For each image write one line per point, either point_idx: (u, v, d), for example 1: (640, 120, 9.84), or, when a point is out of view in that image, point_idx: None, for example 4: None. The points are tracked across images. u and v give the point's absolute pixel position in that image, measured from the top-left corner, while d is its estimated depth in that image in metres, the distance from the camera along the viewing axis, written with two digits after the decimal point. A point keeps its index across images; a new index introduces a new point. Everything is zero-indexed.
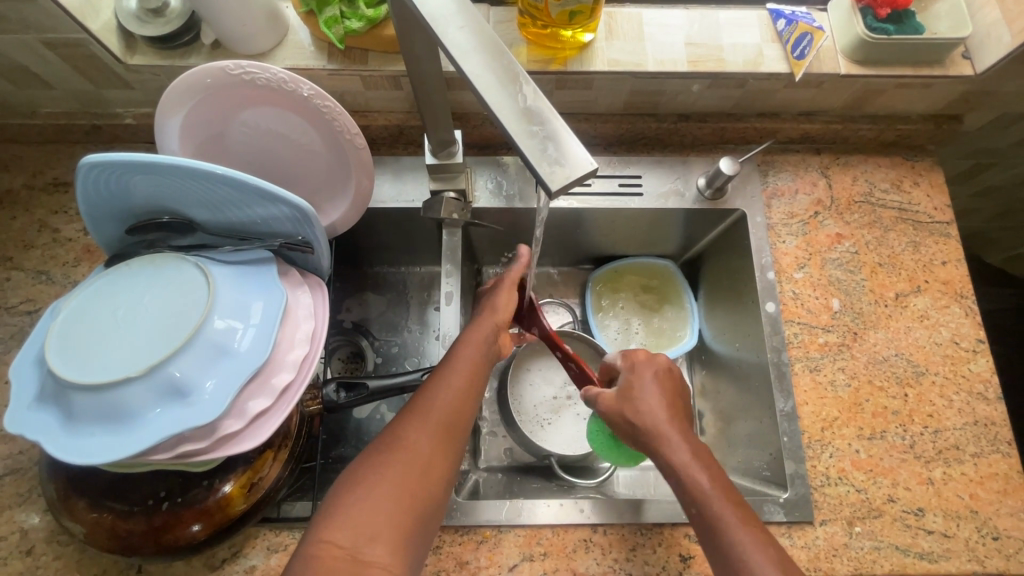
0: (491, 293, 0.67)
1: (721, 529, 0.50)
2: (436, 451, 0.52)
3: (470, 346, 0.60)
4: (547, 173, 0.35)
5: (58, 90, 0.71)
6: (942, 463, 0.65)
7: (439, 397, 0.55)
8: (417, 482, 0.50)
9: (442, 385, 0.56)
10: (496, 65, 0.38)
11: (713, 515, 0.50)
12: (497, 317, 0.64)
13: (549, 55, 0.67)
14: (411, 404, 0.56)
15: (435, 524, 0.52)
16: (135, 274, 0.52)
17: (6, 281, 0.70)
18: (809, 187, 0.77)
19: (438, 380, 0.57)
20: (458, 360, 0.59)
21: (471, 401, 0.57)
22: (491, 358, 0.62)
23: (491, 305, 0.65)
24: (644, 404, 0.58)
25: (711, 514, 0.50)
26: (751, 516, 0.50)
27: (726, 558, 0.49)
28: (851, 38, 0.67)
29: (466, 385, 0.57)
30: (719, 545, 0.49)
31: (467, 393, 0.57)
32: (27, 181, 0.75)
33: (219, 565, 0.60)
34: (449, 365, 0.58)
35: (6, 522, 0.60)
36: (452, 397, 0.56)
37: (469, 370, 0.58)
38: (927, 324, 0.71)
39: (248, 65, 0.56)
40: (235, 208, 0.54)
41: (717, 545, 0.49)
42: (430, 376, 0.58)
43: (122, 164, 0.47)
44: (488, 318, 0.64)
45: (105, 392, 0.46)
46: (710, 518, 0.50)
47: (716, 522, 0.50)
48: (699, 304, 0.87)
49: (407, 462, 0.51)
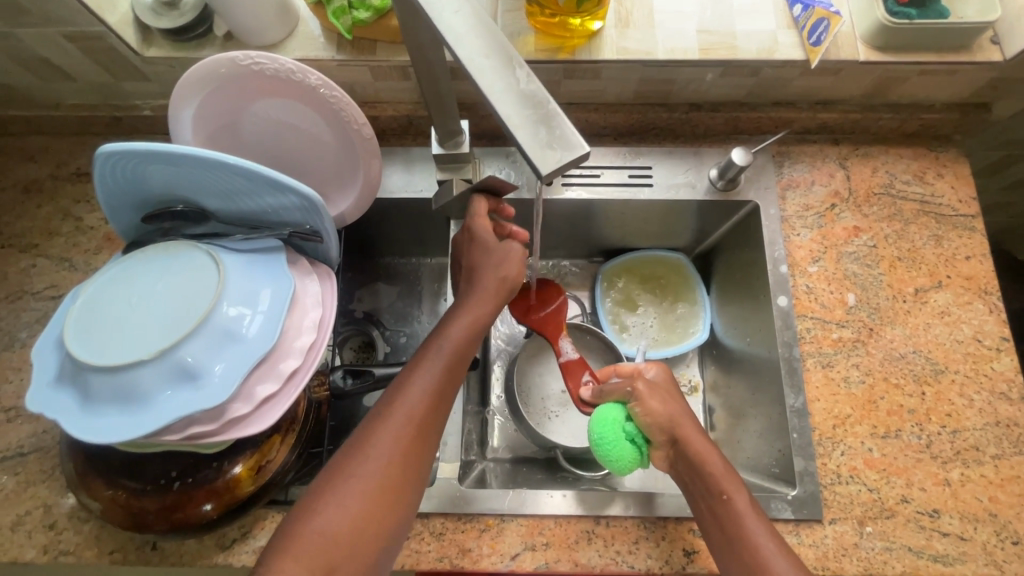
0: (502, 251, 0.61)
1: (743, 520, 0.52)
2: (403, 470, 0.51)
3: (453, 336, 0.57)
4: (539, 158, 0.35)
5: (80, 82, 0.73)
6: (960, 464, 0.63)
7: (408, 404, 0.53)
8: (384, 499, 0.50)
9: (410, 394, 0.54)
10: (491, 50, 0.38)
11: (736, 507, 0.53)
12: (500, 293, 0.60)
13: (556, 44, 0.66)
14: (379, 407, 0.54)
15: (401, 537, 0.52)
16: (150, 260, 0.53)
17: (32, 267, 0.73)
18: (826, 179, 0.75)
19: (407, 386, 0.54)
20: (433, 360, 0.56)
21: (458, 372, 0.57)
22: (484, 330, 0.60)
23: (497, 270, 0.60)
24: (662, 399, 0.59)
25: (738, 505, 0.53)
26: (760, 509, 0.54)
27: (744, 547, 0.51)
28: (871, 23, 0.65)
29: (452, 362, 0.56)
30: (741, 535, 0.52)
31: (441, 397, 0.55)
32: (52, 171, 0.78)
33: (229, 544, 0.61)
34: (421, 369, 0.56)
35: (31, 497, 0.63)
36: (420, 410, 0.53)
37: (448, 368, 0.56)
38: (947, 321, 0.69)
39: (257, 55, 0.57)
40: (245, 197, 0.55)
41: (739, 533, 0.52)
42: (398, 380, 0.55)
43: (138, 154, 0.48)
44: (489, 293, 0.60)
45: (119, 374, 0.48)
46: (735, 506, 0.53)
47: (743, 512, 0.53)
48: (711, 298, 0.86)
49: (371, 481, 0.50)
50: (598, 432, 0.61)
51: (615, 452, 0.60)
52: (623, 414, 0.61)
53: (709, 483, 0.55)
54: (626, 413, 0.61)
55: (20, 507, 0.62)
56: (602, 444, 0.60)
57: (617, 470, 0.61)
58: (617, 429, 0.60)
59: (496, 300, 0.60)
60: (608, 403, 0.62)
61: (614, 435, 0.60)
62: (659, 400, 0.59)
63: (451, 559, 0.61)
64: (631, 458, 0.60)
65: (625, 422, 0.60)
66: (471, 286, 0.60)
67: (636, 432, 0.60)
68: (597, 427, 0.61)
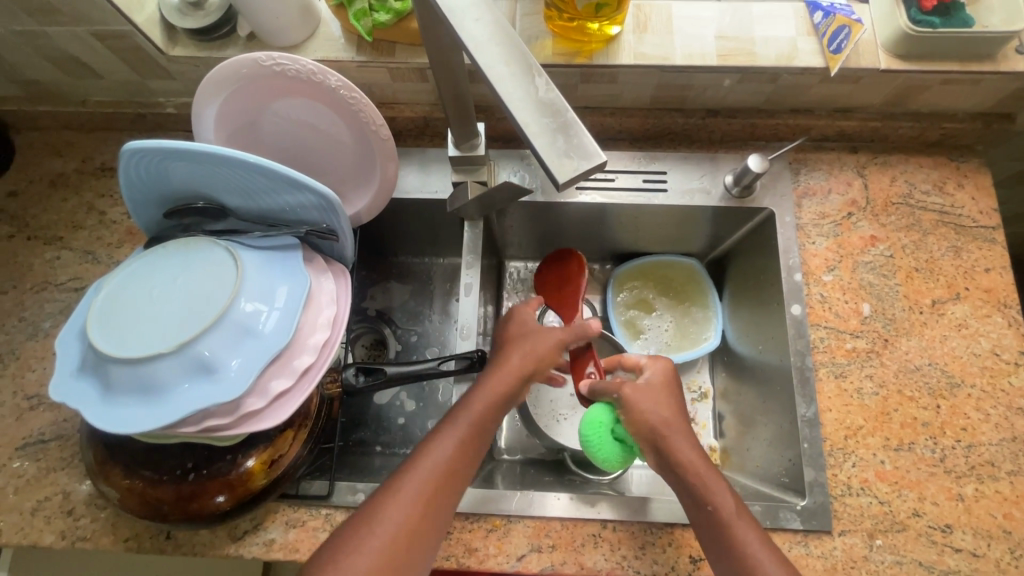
0: (537, 330, 0.63)
1: (732, 528, 0.53)
2: (408, 545, 0.50)
3: (476, 405, 0.57)
4: (556, 166, 0.35)
5: (107, 80, 0.75)
6: (974, 479, 0.62)
7: (427, 469, 0.53)
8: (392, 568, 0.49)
9: (425, 465, 0.53)
10: (510, 57, 0.39)
11: (724, 516, 0.53)
12: (526, 365, 0.60)
13: (574, 48, 0.67)
14: (400, 469, 0.54)
15: None
16: (171, 256, 0.54)
17: (56, 259, 0.75)
18: (843, 187, 0.74)
19: (423, 456, 0.54)
20: (453, 429, 0.55)
21: (484, 435, 0.57)
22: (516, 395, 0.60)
23: (529, 344, 0.62)
24: (651, 404, 0.59)
25: (724, 514, 0.53)
26: (748, 511, 0.55)
27: (735, 555, 0.52)
28: (893, 31, 0.64)
29: (477, 425, 0.56)
30: (731, 543, 0.52)
31: (456, 467, 0.54)
32: (77, 166, 0.80)
33: (241, 536, 0.62)
34: (440, 438, 0.55)
35: (50, 483, 0.64)
36: (434, 483, 0.52)
37: (467, 437, 0.55)
38: (964, 334, 0.68)
39: (280, 57, 0.57)
40: (263, 194, 0.56)
41: (728, 542, 0.52)
42: (417, 449, 0.55)
43: (161, 151, 0.49)
44: (515, 364, 0.60)
45: (139, 366, 0.49)
46: (722, 514, 0.53)
47: (729, 520, 0.53)
48: (723, 305, 0.85)
49: (376, 556, 0.49)
50: (585, 434, 0.62)
51: (603, 451, 0.61)
52: (610, 417, 0.62)
53: (695, 495, 0.55)
54: (614, 416, 0.62)
55: (40, 493, 0.64)
56: (590, 444, 0.62)
57: (605, 467, 0.63)
58: (603, 431, 0.61)
59: (523, 371, 0.60)
60: (597, 403, 0.63)
61: (600, 437, 0.61)
62: (647, 408, 0.58)
63: (457, 558, 0.61)
64: (618, 458, 0.61)
65: (612, 425, 0.61)
66: (503, 354, 0.62)
67: (624, 434, 0.61)
68: (584, 428, 0.62)
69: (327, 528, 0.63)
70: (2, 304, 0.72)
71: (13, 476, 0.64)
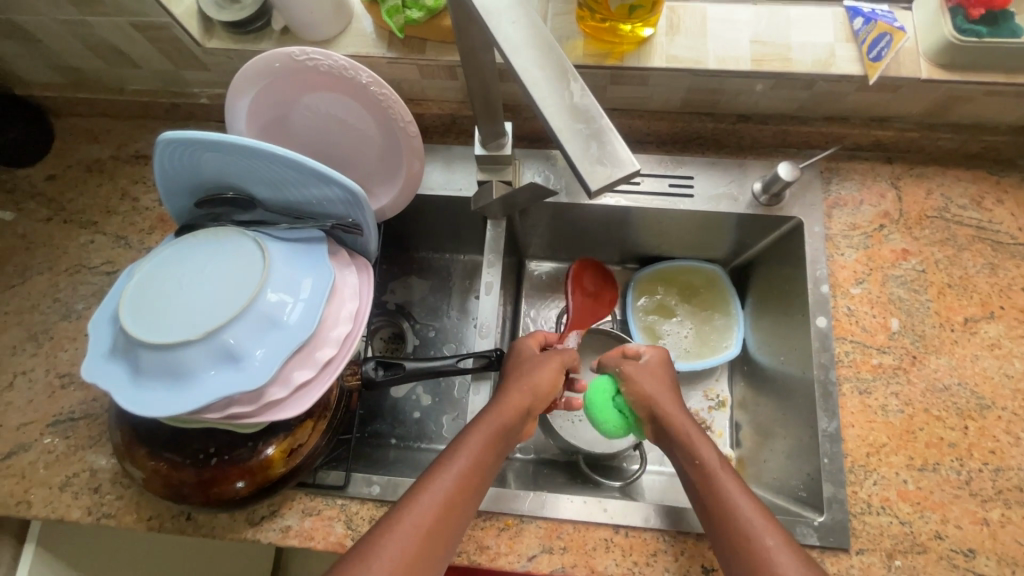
0: (534, 362, 0.64)
1: (716, 477, 0.54)
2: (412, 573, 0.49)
3: (473, 442, 0.56)
4: (588, 171, 0.35)
5: (143, 70, 0.76)
6: (1001, 504, 0.60)
7: (431, 497, 0.52)
8: None
9: (421, 501, 0.51)
10: (546, 61, 0.39)
11: (708, 465, 0.55)
12: (522, 401, 0.60)
13: (605, 50, 0.66)
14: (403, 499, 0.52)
15: None
16: (201, 245, 0.56)
17: (90, 243, 0.77)
18: (876, 198, 0.73)
19: (419, 492, 0.52)
20: (451, 466, 0.54)
21: (488, 470, 0.56)
22: (515, 432, 0.59)
23: (525, 379, 0.62)
24: (648, 380, 0.62)
25: (707, 464, 0.55)
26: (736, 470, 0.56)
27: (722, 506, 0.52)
28: (936, 40, 0.62)
29: (481, 457, 0.55)
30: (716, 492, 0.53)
31: (453, 503, 0.52)
32: (113, 152, 0.82)
33: (258, 521, 0.64)
34: (437, 474, 0.54)
35: (78, 460, 0.66)
36: (429, 521, 0.51)
37: (464, 473, 0.54)
38: (997, 354, 0.66)
39: (313, 52, 0.58)
40: (292, 187, 0.57)
41: (714, 491, 0.53)
42: (413, 485, 0.53)
43: (196, 141, 0.50)
44: (513, 400, 0.59)
45: (167, 352, 0.50)
46: (706, 465, 0.55)
47: (712, 469, 0.55)
48: (745, 313, 0.84)
49: None
50: (590, 398, 0.66)
51: (603, 417, 0.64)
52: (614, 388, 0.65)
53: (683, 451, 0.57)
54: (616, 389, 0.65)
55: (68, 469, 0.66)
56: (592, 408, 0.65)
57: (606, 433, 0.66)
58: (606, 398, 0.64)
59: (522, 408, 0.59)
60: (603, 375, 0.66)
61: (602, 403, 0.64)
62: (642, 380, 0.62)
63: (469, 555, 0.61)
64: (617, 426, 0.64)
65: (614, 395, 0.65)
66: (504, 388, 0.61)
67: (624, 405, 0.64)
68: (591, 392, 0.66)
69: (342, 518, 0.63)
70: (38, 284, 0.75)
71: (44, 452, 0.67)
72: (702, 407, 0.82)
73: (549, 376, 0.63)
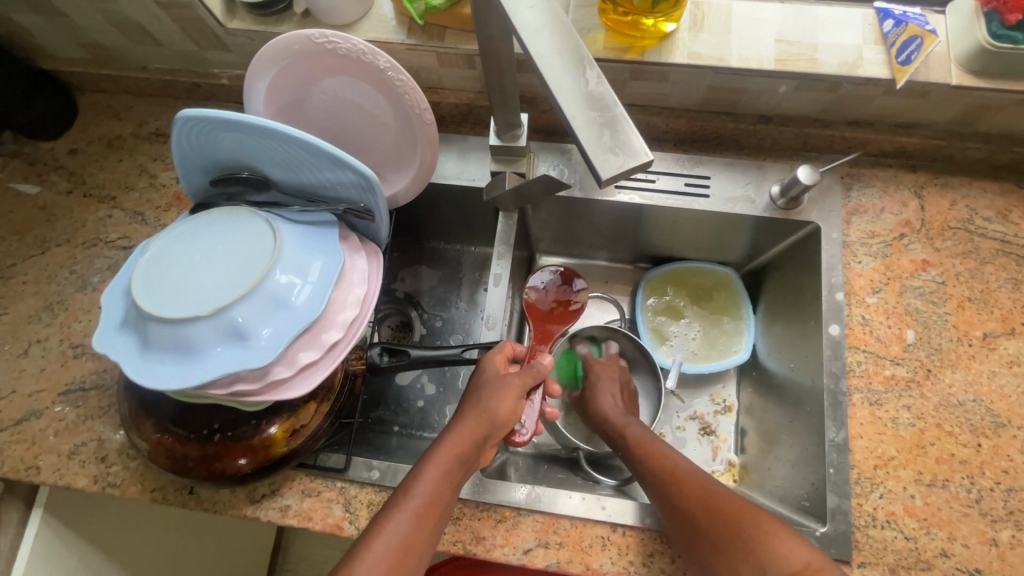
0: (494, 388, 0.61)
1: (647, 446, 0.64)
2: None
3: (427, 480, 0.55)
4: (600, 161, 0.35)
5: (167, 49, 0.77)
6: (1012, 525, 0.59)
7: (405, 512, 0.53)
8: None
9: (376, 547, 0.51)
10: (563, 47, 0.38)
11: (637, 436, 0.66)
12: (479, 429, 0.58)
13: (626, 44, 0.65)
14: (378, 517, 0.54)
15: None
16: (215, 223, 0.56)
17: (108, 217, 0.78)
18: (897, 207, 0.71)
19: (373, 538, 0.52)
20: (413, 491, 0.54)
21: (455, 488, 0.56)
22: (476, 454, 0.58)
23: (483, 405, 0.59)
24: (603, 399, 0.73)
25: (636, 436, 0.65)
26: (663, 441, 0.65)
27: (654, 467, 0.61)
28: (969, 45, 0.61)
29: (447, 472, 0.55)
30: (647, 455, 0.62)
31: (427, 515, 0.53)
32: (134, 130, 0.83)
33: (259, 499, 0.64)
34: (404, 494, 0.54)
35: (87, 429, 0.68)
36: (385, 568, 0.50)
37: (434, 488, 0.54)
38: (1016, 372, 0.64)
39: (331, 35, 0.58)
40: (307, 169, 0.57)
41: (643, 454, 0.63)
42: (368, 529, 0.53)
43: (214, 120, 0.51)
44: (470, 425, 0.58)
45: (176, 327, 0.51)
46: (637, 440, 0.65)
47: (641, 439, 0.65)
48: (756, 318, 0.83)
49: None
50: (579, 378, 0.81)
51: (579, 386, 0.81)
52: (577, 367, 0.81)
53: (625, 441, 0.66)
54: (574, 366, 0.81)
55: (78, 437, 0.67)
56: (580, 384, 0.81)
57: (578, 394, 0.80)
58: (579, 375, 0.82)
59: (479, 435, 0.58)
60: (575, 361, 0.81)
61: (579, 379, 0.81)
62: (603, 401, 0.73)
63: (464, 545, 0.62)
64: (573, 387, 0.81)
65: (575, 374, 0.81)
66: (462, 410, 0.60)
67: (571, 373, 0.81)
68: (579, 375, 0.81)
69: (341, 501, 0.64)
70: (56, 256, 0.76)
71: (54, 420, 0.68)
72: (707, 411, 0.81)
73: (511, 403, 0.61)
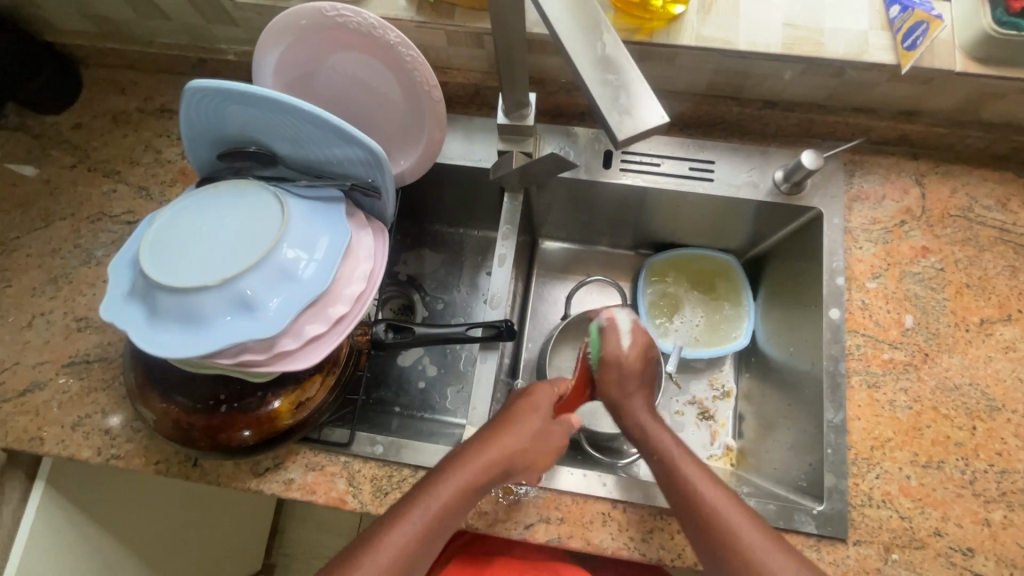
0: (535, 425, 0.59)
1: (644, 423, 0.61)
2: None
3: (437, 498, 0.53)
4: (615, 123, 0.37)
5: (173, 23, 0.77)
6: (1004, 506, 0.60)
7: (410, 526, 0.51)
8: None
9: (379, 557, 0.50)
10: (580, 12, 0.40)
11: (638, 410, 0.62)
12: (500, 460, 0.56)
13: (635, 25, 0.65)
14: (383, 520, 0.53)
15: None
16: (224, 196, 0.56)
17: (113, 192, 0.78)
18: (898, 194, 0.72)
19: (378, 544, 0.51)
20: (423, 504, 0.52)
21: (462, 512, 0.54)
22: (493, 481, 0.56)
23: (514, 435, 0.57)
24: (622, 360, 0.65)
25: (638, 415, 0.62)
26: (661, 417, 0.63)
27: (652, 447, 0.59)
28: (973, 32, 0.61)
29: (459, 494, 0.54)
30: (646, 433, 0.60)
31: (432, 531, 0.52)
32: (139, 105, 0.83)
33: (262, 472, 0.65)
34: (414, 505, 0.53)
35: (90, 402, 0.68)
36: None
37: (443, 506, 0.53)
38: (1011, 357, 0.65)
39: (341, 8, 0.58)
40: (316, 145, 0.57)
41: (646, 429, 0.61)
42: (372, 532, 0.52)
43: (225, 92, 0.51)
44: (493, 452, 0.56)
45: (184, 296, 0.51)
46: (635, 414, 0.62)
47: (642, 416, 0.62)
48: (756, 305, 0.84)
49: None
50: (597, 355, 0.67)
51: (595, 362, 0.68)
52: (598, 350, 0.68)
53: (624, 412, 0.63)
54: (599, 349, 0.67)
55: (81, 410, 0.67)
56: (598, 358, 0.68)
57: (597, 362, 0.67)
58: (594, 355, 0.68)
59: (501, 463, 0.56)
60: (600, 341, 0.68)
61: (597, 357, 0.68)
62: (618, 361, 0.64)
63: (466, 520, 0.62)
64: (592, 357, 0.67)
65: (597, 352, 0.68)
66: (490, 430, 0.58)
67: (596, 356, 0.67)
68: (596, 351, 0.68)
69: (344, 475, 0.64)
70: (59, 230, 0.76)
71: (58, 391, 0.68)
72: (706, 396, 0.82)
73: (546, 453, 0.59)
